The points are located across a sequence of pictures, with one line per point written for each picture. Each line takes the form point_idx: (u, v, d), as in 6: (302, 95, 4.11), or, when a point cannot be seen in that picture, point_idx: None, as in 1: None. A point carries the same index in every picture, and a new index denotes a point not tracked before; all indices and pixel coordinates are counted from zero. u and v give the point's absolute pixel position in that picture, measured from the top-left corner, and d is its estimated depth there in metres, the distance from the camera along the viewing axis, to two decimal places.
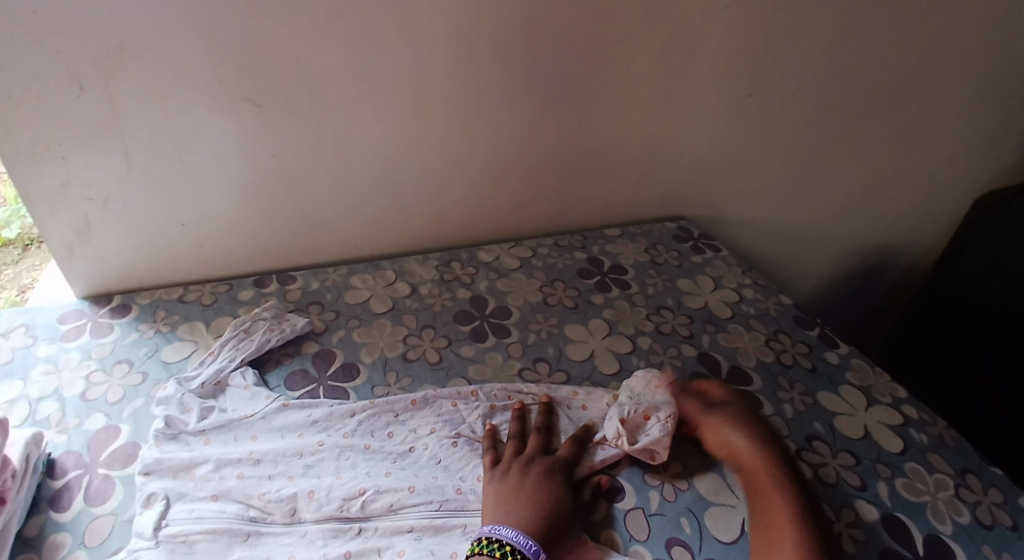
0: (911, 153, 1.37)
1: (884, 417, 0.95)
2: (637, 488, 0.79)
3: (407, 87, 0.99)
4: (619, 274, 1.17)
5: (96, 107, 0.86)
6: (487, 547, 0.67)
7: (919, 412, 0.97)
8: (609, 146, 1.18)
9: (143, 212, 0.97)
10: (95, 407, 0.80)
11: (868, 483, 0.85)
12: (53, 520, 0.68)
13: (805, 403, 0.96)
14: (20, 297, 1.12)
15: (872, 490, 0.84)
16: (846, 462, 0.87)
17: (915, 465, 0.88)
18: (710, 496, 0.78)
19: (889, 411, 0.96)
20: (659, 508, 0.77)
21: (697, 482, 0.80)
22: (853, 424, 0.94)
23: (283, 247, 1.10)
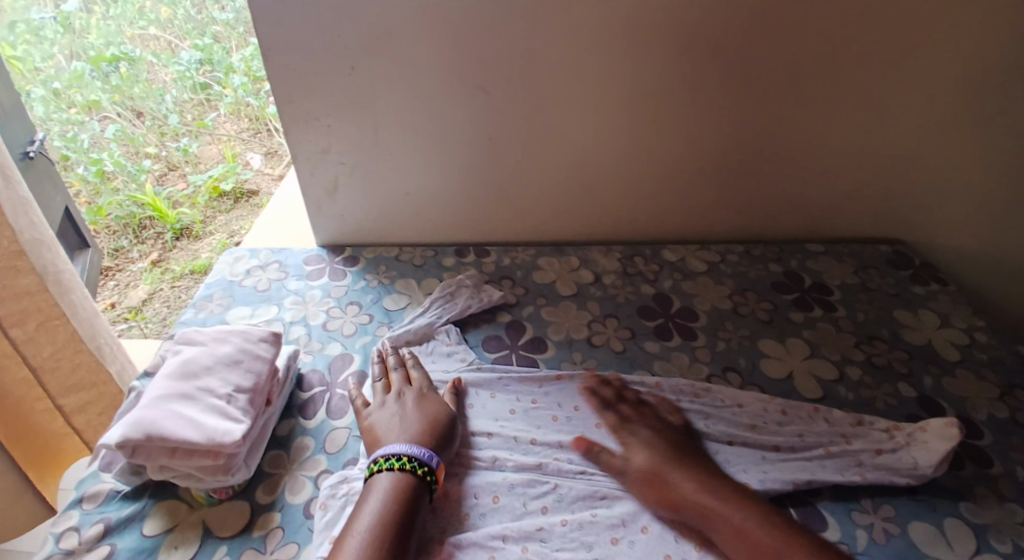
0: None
1: None
2: (841, 521, 0.75)
3: (626, 83, 1.02)
4: (822, 294, 1.10)
5: (359, 82, 0.99)
6: (393, 463, 0.68)
7: None
8: (822, 156, 1.12)
9: (378, 179, 1.10)
10: (334, 336, 0.93)
11: None
12: (301, 425, 0.79)
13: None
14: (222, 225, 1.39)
15: None
16: None
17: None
18: (926, 548, 0.72)
19: None
20: (865, 548, 0.72)
21: (912, 529, 0.74)
22: None
23: (483, 222, 1.18)
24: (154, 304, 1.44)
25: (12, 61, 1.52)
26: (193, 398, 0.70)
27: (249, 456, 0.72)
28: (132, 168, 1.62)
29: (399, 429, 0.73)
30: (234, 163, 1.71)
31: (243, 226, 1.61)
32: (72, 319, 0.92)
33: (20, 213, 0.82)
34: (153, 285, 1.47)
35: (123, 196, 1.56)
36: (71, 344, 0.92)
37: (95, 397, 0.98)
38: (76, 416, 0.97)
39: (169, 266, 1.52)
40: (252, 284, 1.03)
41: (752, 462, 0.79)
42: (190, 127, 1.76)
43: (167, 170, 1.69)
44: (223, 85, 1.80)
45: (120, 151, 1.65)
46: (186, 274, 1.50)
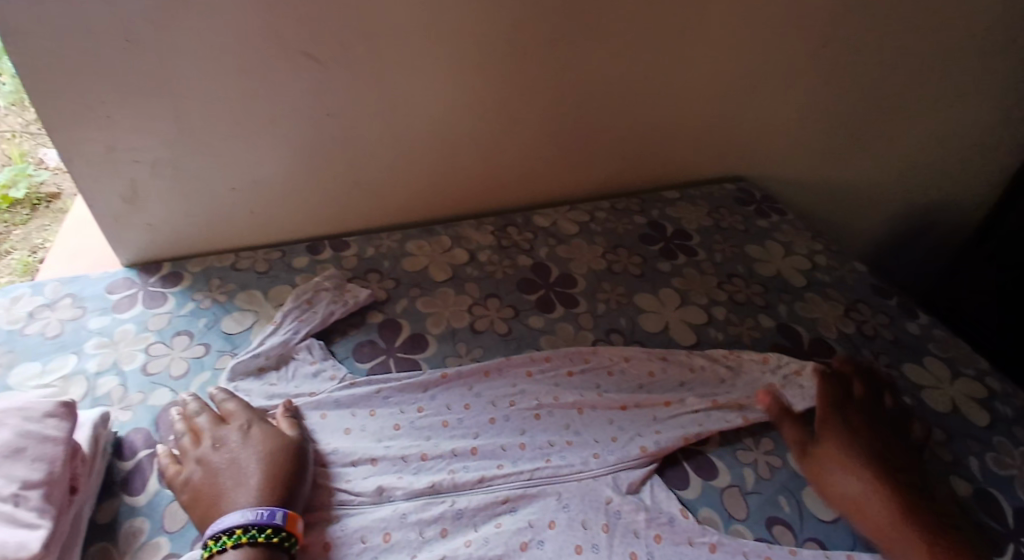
0: (980, 106, 1.30)
1: (968, 389, 0.95)
2: (730, 464, 0.75)
3: (472, 39, 0.91)
4: (684, 240, 1.15)
5: (146, 59, 0.79)
6: (229, 540, 0.57)
7: (1003, 384, 0.96)
8: (674, 102, 1.11)
9: (194, 176, 0.91)
10: (159, 381, 0.76)
11: (959, 458, 0.86)
12: (128, 506, 0.64)
13: (890, 375, 0.95)
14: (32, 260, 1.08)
15: (964, 465, 0.85)
16: (939, 438, 0.88)
17: (1000, 438, 0.89)
18: (804, 472, 0.76)
19: (974, 382, 0.96)
20: (755, 486, 0.74)
21: (790, 457, 0.77)
22: (940, 397, 0.93)
23: (334, 212, 1.04)
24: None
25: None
26: None
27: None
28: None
29: (242, 483, 0.62)
30: (21, 161, 1.21)
31: (47, 238, 1.12)
32: None
33: None
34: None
35: None
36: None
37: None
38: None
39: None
40: (39, 332, 0.81)
41: (645, 425, 0.77)
42: None
43: None
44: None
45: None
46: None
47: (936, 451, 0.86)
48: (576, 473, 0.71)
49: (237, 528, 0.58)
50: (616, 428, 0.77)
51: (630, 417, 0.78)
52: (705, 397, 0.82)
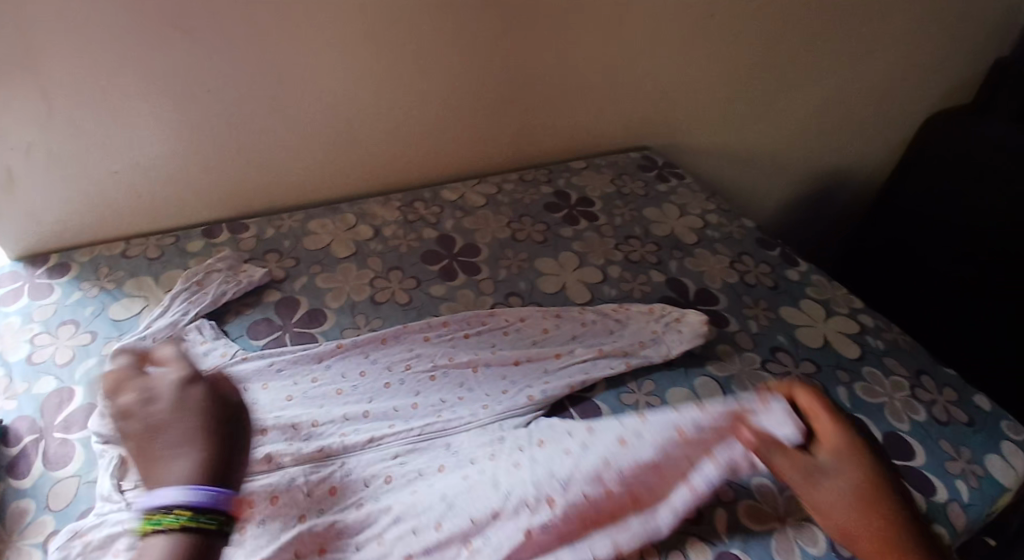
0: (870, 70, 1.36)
1: (841, 326, 1.02)
2: (614, 408, 0.80)
3: (350, 10, 0.92)
4: (587, 206, 1.17)
5: (1, 38, 0.77)
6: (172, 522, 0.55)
7: (874, 320, 1.05)
8: (568, 72, 1.14)
9: (72, 159, 0.90)
10: (44, 369, 0.76)
11: (829, 388, 0.92)
12: (12, 489, 0.64)
13: (768, 319, 1.01)
14: None
15: (834, 395, 0.91)
16: (808, 370, 0.94)
17: (870, 370, 0.95)
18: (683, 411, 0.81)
19: (846, 320, 1.04)
20: None
21: (670, 397, 0.83)
22: (813, 335, 1.00)
23: (229, 193, 1.04)
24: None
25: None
26: None
27: None
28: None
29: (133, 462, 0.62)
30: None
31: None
32: None
33: None
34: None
35: None
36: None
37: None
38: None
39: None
40: None
41: (535, 377, 0.81)
42: None
43: None
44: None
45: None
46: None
47: (808, 382, 0.91)
48: (466, 425, 0.74)
49: (180, 508, 0.56)
50: (507, 381, 0.81)
51: (520, 369, 0.82)
52: (592, 347, 0.87)
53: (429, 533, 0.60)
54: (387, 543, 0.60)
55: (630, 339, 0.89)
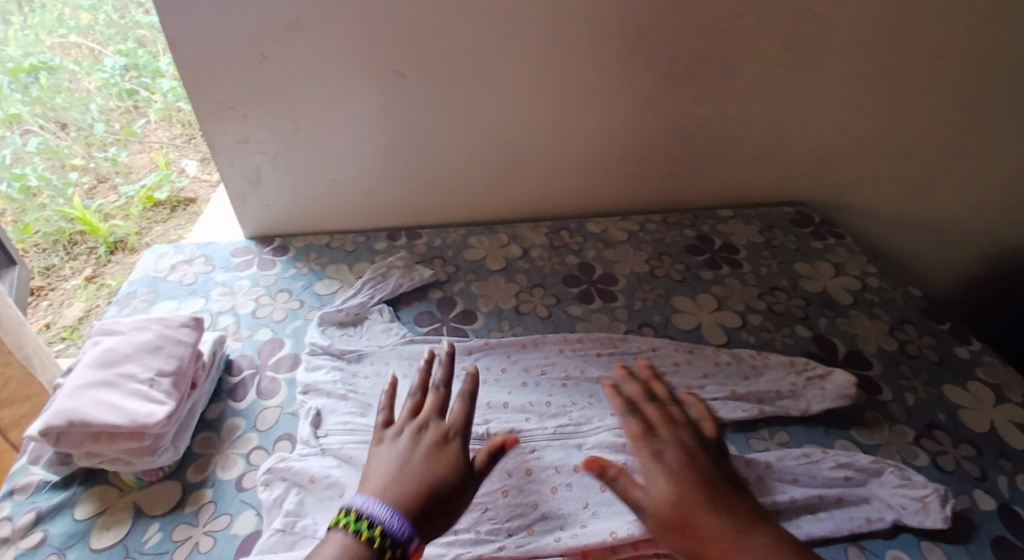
0: None
1: (1014, 415, 0.86)
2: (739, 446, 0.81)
3: (533, 59, 1.06)
4: (730, 254, 1.15)
5: (273, 71, 1.00)
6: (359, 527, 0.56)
7: None
8: (726, 125, 1.20)
9: (301, 168, 1.12)
10: (263, 323, 0.97)
11: (989, 475, 0.79)
12: (231, 408, 0.82)
13: (927, 392, 0.90)
14: None
15: (993, 482, 0.78)
16: (966, 452, 0.82)
17: None
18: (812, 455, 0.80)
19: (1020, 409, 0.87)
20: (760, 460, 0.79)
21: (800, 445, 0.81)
22: (978, 417, 0.86)
23: (410, 205, 1.23)
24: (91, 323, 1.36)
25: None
26: (114, 384, 0.72)
27: (176, 439, 0.74)
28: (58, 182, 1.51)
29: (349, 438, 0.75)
30: (166, 168, 1.63)
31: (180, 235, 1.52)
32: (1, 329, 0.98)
33: None
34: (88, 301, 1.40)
35: (49, 211, 1.44)
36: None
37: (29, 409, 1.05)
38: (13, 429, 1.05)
39: (104, 280, 1.43)
40: (177, 279, 1.05)
41: None
42: (118, 136, 1.62)
43: (96, 184, 1.58)
44: (151, 91, 1.65)
45: (45, 166, 1.52)
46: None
47: (962, 463, 0.80)
48: (595, 429, 0.79)
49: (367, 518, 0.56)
50: None
51: None
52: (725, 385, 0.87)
53: (598, 508, 0.72)
54: (559, 501, 0.73)
55: (769, 384, 0.87)
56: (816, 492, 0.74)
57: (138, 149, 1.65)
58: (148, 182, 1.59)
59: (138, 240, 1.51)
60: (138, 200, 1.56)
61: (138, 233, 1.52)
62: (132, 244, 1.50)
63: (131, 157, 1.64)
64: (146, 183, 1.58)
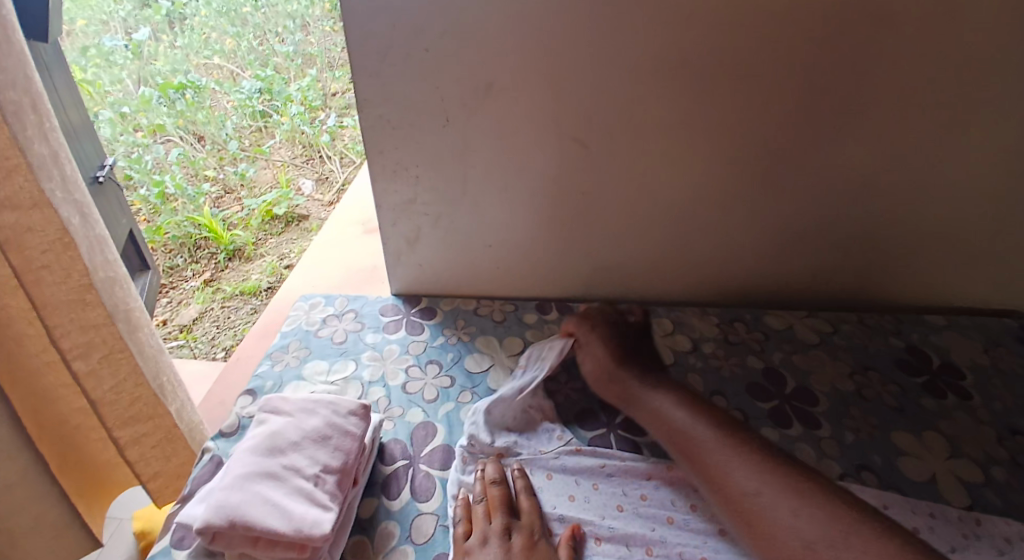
0: None
1: None
2: None
3: (734, 136, 0.95)
4: (953, 377, 0.98)
5: (454, 135, 0.96)
6: None
7: None
8: (949, 222, 1.02)
9: (463, 232, 1.07)
10: (414, 401, 0.89)
11: None
12: (385, 507, 0.74)
13: None
14: (277, 265, 1.63)
15: None
16: None
17: None
18: None
19: None
20: None
21: None
22: None
23: (564, 276, 1.12)
24: (204, 323, 1.51)
25: (85, 85, 1.52)
26: (278, 478, 0.64)
27: (330, 548, 0.66)
28: (192, 191, 1.65)
29: None
30: (287, 187, 1.77)
31: (292, 249, 1.69)
32: (138, 355, 0.90)
33: (97, 251, 0.83)
34: (205, 304, 1.53)
35: (179, 216, 1.60)
36: (130, 377, 0.89)
37: (152, 429, 0.94)
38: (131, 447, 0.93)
39: (220, 285, 1.57)
40: (328, 336, 1.02)
41: None
42: (248, 153, 1.81)
43: (223, 195, 1.74)
44: (280, 113, 1.85)
45: (181, 174, 1.69)
46: (236, 294, 1.56)
47: None
48: None
49: None
50: None
51: None
52: None
53: None
54: None
55: None
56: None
57: (264, 165, 1.83)
58: (270, 198, 1.72)
59: (253, 251, 1.66)
60: (259, 213, 1.70)
61: (256, 244, 1.67)
62: (249, 254, 1.65)
63: (258, 172, 1.82)
64: (268, 198, 1.72)
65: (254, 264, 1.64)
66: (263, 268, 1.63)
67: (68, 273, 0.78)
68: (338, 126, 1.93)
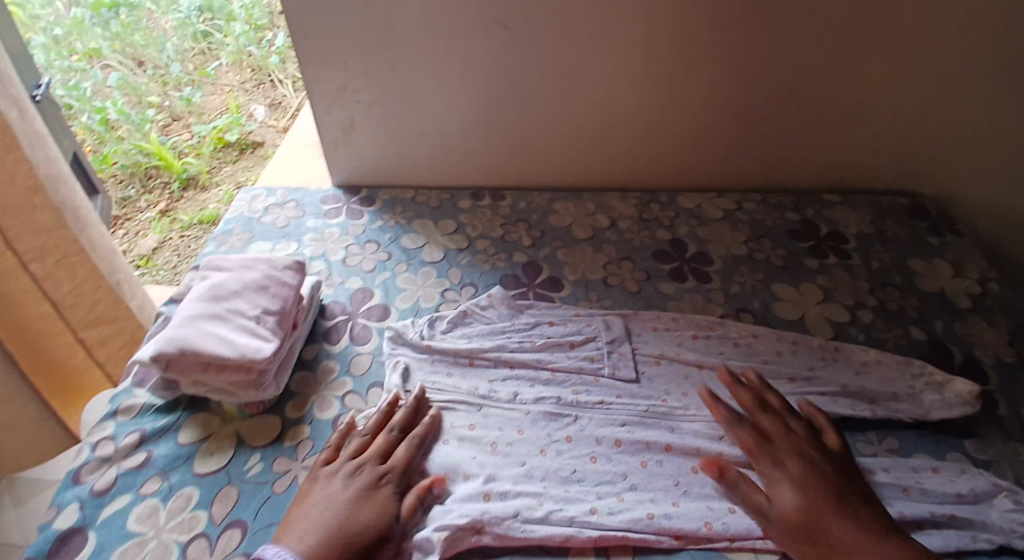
0: None
1: None
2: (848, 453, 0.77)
3: (645, 18, 1.01)
4: (839, 242, 1.10)
5: (377, 17, 1.00)
6: None
7: None
8: (845, 103, 1.11)
9: (396, 120, 1.13)
10: (354, 271, 0.98)
11: None
12: (326, 350, 0.84)
13: None
14: (235, 194, 1.63)
15: None
16: None
17: None
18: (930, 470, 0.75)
19: None
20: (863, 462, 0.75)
21: (915, 456, 0.77)
22: None
23: (497, 167, 1.20)
24: (163, 253, 1.53)
25: (14, 8, 1.49)
26: (223, 318, 0.73)
27: (279, 375, 0.76)
28: (137, 118, 1.65)
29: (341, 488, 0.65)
30: (237, 113, 1.74)
31: (247, 177, 1.67)
32: (91, 253, 0.99)
33: (37, 148, 0.90)
34: (162, 234, 1.55)
35: (127, 145, 1.60)
36: (88, 280, 0.99)
37: (115, 332, 1.07)
38: (98, 349, 1.05)
39: (178, 216, 1.59)
40: (272, 221, 1.08)
41: None
42: (192, 77, 1.79)
43: (171, 121, 1.73)
44: (224, 33, 1.85)
45: (124, 101, 1.69)
46: (195, 224, 1.57)
47: None
48: (690, 416, 0.78)
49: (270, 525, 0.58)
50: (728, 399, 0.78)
51: None
52: (835, 385, 0.83)
53: (694, 502, 0.69)
54: (651, 480, 0.71)
55: (882, 387, 0.83)
56: (927, 508, 0.70)
57: (212, 90, 1.80)
58: (223, 125, 1.71)
59: (208, 180, 1.65)
60: (212, 142, 1.69)
61: (210, 173, 1.66)
62: (204, 183, 1.65)
63: (205, 99, 1.77)
64: (220, 126, 1.71)
65: (210, 194, 1.64)
66: (221, 198, 1.62)
67: (15, 176, 0.84)
68: (287, 47, 1.89)
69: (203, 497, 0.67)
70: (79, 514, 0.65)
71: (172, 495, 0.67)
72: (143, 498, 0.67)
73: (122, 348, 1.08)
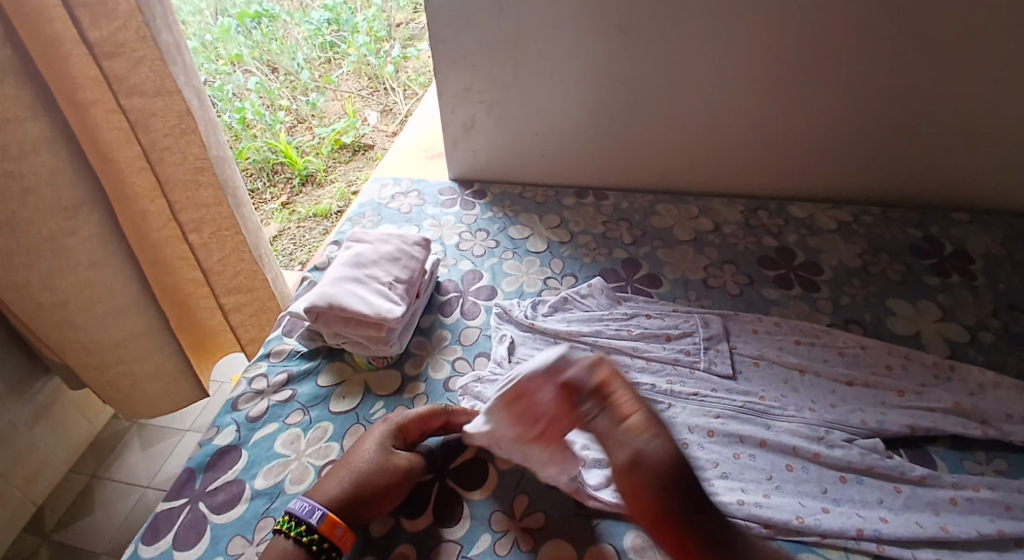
0: None
1: None
2: (952, 468, 0.74)
3: (767, 26, 1.01)
4: (964, 262, 1.04)
5: (507, 23, 1.08)
6: (293, 530, 0.64)
7: None
8: (980, 116, 1.05)
9: (514, 120, 1.20)
10: (465, 255, 1.06)
11: None
12: (440, 321, 0.92)
13: None
14: (346, 192, 1.78)
15: None
16: None
17: None
18: None
19: None
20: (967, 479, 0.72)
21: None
22: None
23: (602, 167, 1.24)
24: (283, 241, 1.69)
25: None
26: (361, 282, 0.83)
27: (401, 337, 0.85)
28: (269, 118, 1.83)
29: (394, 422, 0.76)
30: (354, 117, 1.91)
31: (357, 175, 1.82)
32: (244, 230, 1.09)
33: (210, 132, 1.00)
34: (282, 224, 1.72)
35: (260, 141, 1.77)
36: (233, 254, 1.10)
37: (251, 301, 1.17)
38: (233, 314, 1.17)
39: (296, 208, 1.75)
40: (396, 207, 1.19)
41: (871, 404, 0.80)
42: (318, 84, 1.97)
43: (296, 123, 1.92)
44: (347, 44, 2.03)
45: (259, 102, 1.86)
46: (310, 217, 1.73)
47: None
48: (787, 416, 0.78)
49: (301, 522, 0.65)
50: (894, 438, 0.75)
51: (857, 401, 0.80)
52: (945, 402, 0.80)
53: (785, 497, 0.70)
54: (743, 471, 0.73)
55: (997, 407, 0.79)
56: None
57: (334, 97, 1.99)
58: (340, 127, 1.86)
59: (325, 177, 1.82)
60: (328, 142, 1.85)
61: (327, 172, 1.83)
62: (321, 180, 1.81)
63: (327, 103, 1.95)
64: (338, 128, 1.86)
65: (326, 190, 1.80)
66: (334, 195, 1.78)
67: (185, 155, 0.97)
68: (402, 57, 2.04)
69: (336, 432, 0.77)
70: (236, 434, 0.78)
71: (312, 427, 0.78)
72: (288, 427, 0.79)
73: (253, 315, 1.19)
